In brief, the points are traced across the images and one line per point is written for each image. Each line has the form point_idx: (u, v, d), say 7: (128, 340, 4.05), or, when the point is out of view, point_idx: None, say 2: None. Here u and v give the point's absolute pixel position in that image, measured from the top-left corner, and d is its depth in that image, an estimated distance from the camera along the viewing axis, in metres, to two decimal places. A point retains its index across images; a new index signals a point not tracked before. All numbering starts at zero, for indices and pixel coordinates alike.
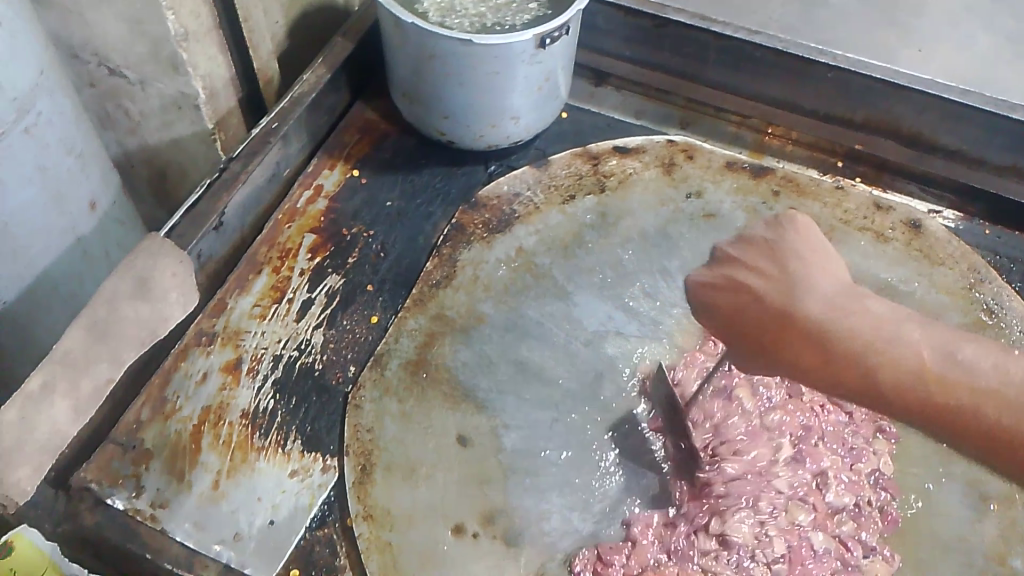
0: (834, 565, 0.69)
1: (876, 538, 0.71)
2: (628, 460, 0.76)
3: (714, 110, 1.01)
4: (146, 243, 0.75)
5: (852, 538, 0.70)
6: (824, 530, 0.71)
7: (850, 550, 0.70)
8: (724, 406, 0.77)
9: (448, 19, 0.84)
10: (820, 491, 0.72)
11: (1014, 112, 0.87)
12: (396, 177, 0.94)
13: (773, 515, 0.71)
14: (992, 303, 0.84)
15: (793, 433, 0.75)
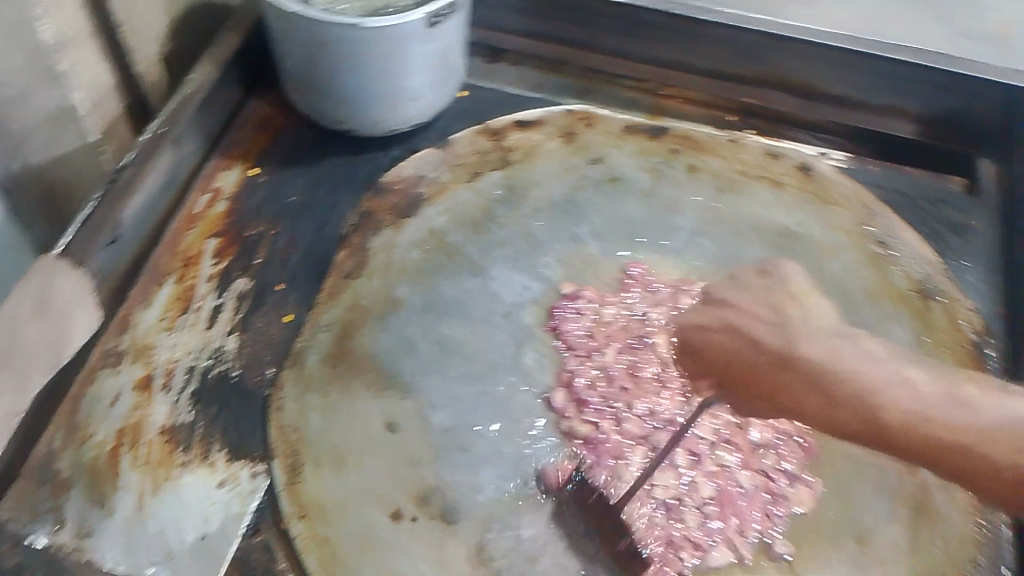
0: (762, 498, 0.72)
1: (798, 466, 0.74)
2: (555, 419, 0.76)
3: (608, 77, 1.02)
4: (39, 265, 0.74)
5: (775, 470, 0.74)
6: (748, 467, 0.74)
7: (774, 481, 0.73)
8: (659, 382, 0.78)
9: (335, 4, 0.83)
10: (743, 431, 0.76)
11: (889, 52, 0.92)
12: (296, 171, 0.92)
13: (700, 459, 0.74)
14: (884, 236, 0.88)
15: None
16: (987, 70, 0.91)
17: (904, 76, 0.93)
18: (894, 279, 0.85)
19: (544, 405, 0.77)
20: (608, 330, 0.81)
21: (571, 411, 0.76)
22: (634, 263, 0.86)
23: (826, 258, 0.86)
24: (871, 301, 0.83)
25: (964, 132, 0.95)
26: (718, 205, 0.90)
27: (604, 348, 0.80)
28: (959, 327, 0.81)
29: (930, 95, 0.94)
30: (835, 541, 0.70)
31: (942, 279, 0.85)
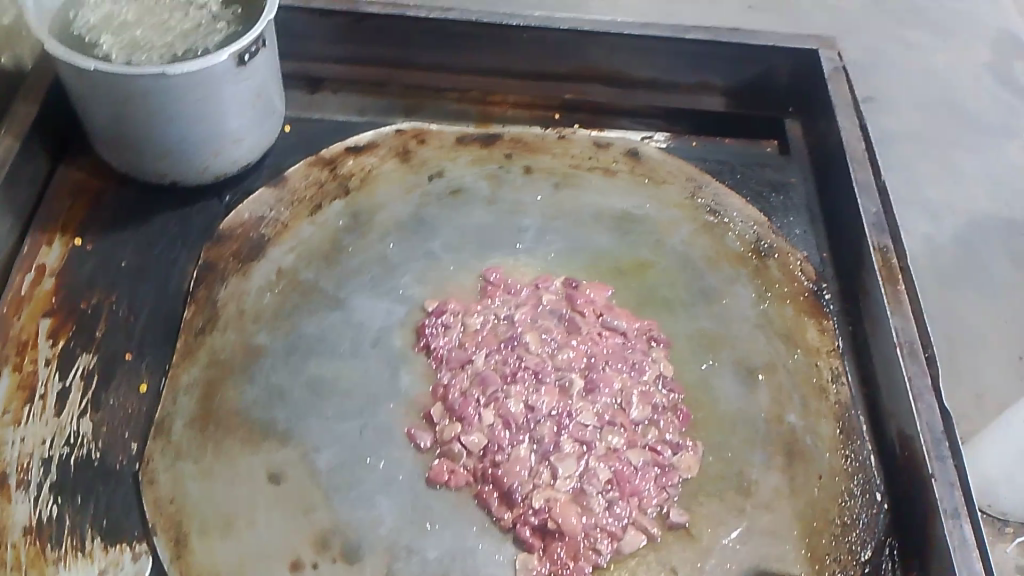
0: (654, 472, 0.75)
1: (679, 435, 0.77)
2: (433, 434, 0.76)
3: (432, 92, 1.03)
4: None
5: (659, 442, 0.76)
6: (636, 445, 0.76)
7: (661, 453, 0.76)
8: (523, 384, 0.78)
9: (134, 57, 0.79)
10: (625, 412, 0.78)
11: (687, 34, 0.98)
12: (126, 233, 0.87)
13: (592, 446, 0.75)
14: (713, 204, 0.94)
15: (583, 365, 0.80)
16: (776, 38, 0.99)
17: (704, 54, 0.99)
18: (729, 244, 0.91)
19: (424, 420, 0.77)
20: (478, 338, 0.82)
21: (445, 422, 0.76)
22: (491, 270, 0.87)
23: (665, 233, 0.92)
24: (711, 267, 0.89)
25: (766, 98, 1.04)
26: (558, 200, 0.94)
27: (478, 355, 0.80)
28: (794, 277, 0.88)
29: (731, 68, 1.01)
30: (722, 496, 0.74)
31: (773, 236, 0.91)
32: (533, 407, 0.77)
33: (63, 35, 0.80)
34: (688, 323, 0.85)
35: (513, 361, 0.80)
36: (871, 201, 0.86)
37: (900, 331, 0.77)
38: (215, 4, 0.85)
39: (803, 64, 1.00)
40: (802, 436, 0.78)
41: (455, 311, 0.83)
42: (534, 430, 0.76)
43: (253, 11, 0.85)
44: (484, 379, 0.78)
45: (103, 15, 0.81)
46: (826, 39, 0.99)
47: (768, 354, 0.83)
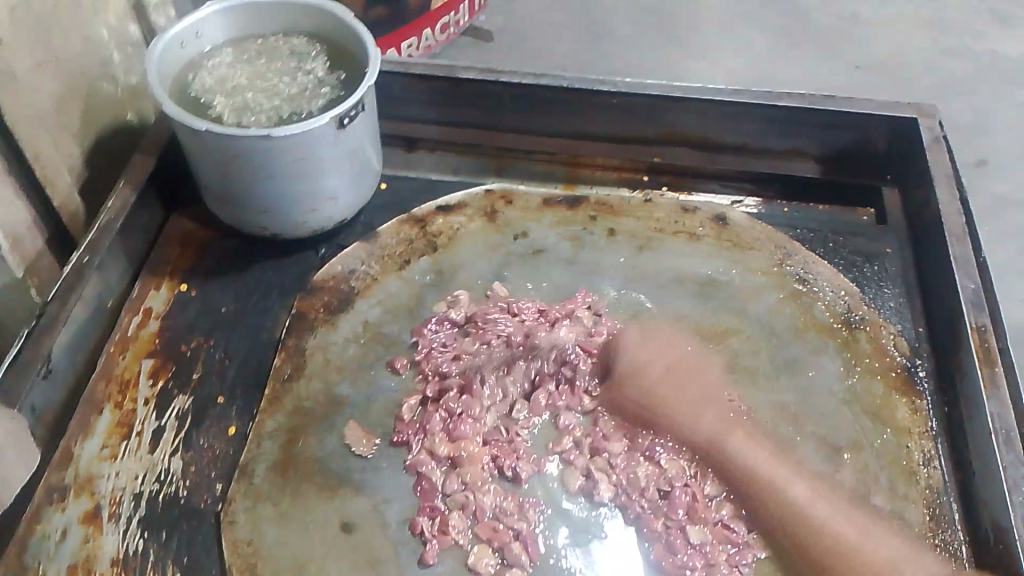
0: (724, 549, 0.73)
1: (754, 513, 0.76)
2: (461, 481, 0.77)
3: (522, 153, 1.05)
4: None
5: (732, 519, 0.75)
6: (703, 521, 0.75)
7: (734, 531, 0.74)
8: (564, 438, 0.80)
9: (243, 117, 0.85)
10: (699, 484, 0.77)
11: (779, 101, 0.97)
12: (226, 281, 0.92)
13: (640, 510, 0.75)
14: (803, 273, 0.92)
15: (644, 431, 0.81)
16: (872, 105, 0.96)
17: (797, 119, 0.98)
18: (818, 314, 0.89)
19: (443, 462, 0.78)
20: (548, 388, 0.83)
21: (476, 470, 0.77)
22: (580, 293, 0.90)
23: (748, 302, 0.90)
24: (795, 337, 0.87)
25: (859, 165, 1.01)
26: (639, 263, 0.94)
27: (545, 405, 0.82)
28: (886, 351, 0.85)
29: (824, 134, 0.99)
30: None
31: (863, 308, 0.89)
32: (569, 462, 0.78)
33: (181, 95, 0.87)
34: (769, 394, 0.83)
35: (568, 415, 0.81)
36: (970, 276, 0.82)
37: (996, 416, 0.73)
38: (321, 68, 0.90)
39: (902, 131, 0.97)
40: (887, 521, 0.74)
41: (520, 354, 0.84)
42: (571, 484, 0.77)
43: (356, 76, 0.89)
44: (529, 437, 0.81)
45: (218, 78, 0.88)
46: (924, 106, 0.96)
47: (853, 432, 0.80)
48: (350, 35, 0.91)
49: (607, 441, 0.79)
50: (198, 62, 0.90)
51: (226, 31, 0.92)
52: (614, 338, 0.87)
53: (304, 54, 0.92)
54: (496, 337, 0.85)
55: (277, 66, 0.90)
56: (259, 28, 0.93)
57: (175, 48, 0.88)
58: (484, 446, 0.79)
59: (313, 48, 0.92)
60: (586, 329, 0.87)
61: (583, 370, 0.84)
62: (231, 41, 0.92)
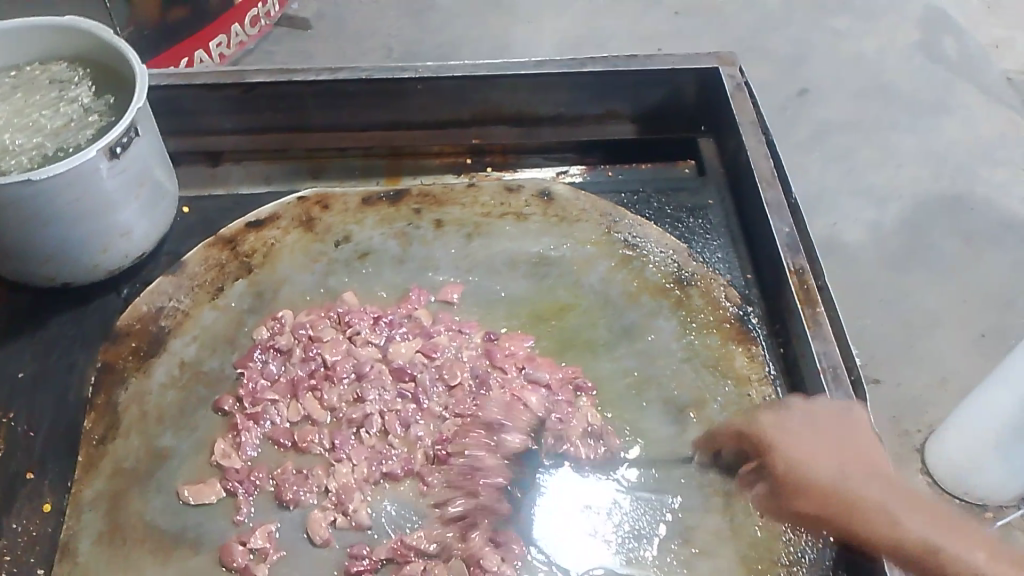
0: (579, 534, 0.72)
1: (608, 490, 0.75)
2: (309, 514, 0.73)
3: (337, 152, 0.99)
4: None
5: (586, 501, 0.74)
6: (556, 509, 0.74)
7: (590, 512, 0.73)
8: (415, 447, 0.77)
9: (3, 163, 0.76)
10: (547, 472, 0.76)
11: (584, 66, 0.94)
12: (21, 342, 0.82)
13: (498, 510, 0.72)
14: (630, 237, 0.91)
15: (490, 421, 0.77)
16: (675, 60, 0.96)
17: (606, 83, 0.96)
18: (649, 276, 0.88)
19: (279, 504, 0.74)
20: (393, 402, 0.80)
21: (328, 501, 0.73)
22: (415, 292, 0.87)
23: (582, 274, 0.89)
24: (631, 303, 0.87)
25: (674, 120, 1.01)
26: (471, 252, 0.91)
27: (391, 420, 0.78)
28: (718, 303, 0.86)
29: (635, 94, 0.98)
30: (652, 545, 0.72)
31: (693, 264, 0.89)
32: (424, 473, 0.75)
33: None
34: (612, 365, 0.83)
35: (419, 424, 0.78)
36: (783, 220, 0.84)
37: (822, 354, 0.75)
38: (87, 94, 0.82)
39: (707, 82, 0.97)
40: None
41: (358, 371, 0.81)
42: (428, 495, 0.74)
43: (127, 98, 0.81)
44: (378, 454, 0.76)
45: None
46: (725, 55, 0.96)
47: (697, 389, 0.81)
48: (114, 54, 0.83)
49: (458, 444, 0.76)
50: None
51: None
52: (454, 336, 0.84)
53: (66, 81, 0.82)
54: (331, 356, 0.82)
55: (36, 100, 0.80)
56: (11, 58, 0.83)
57: None
58: (331, 474, 0.75)
59: (76, 73, 0.83)
60: (424, 330, 0.84)
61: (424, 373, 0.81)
62: None
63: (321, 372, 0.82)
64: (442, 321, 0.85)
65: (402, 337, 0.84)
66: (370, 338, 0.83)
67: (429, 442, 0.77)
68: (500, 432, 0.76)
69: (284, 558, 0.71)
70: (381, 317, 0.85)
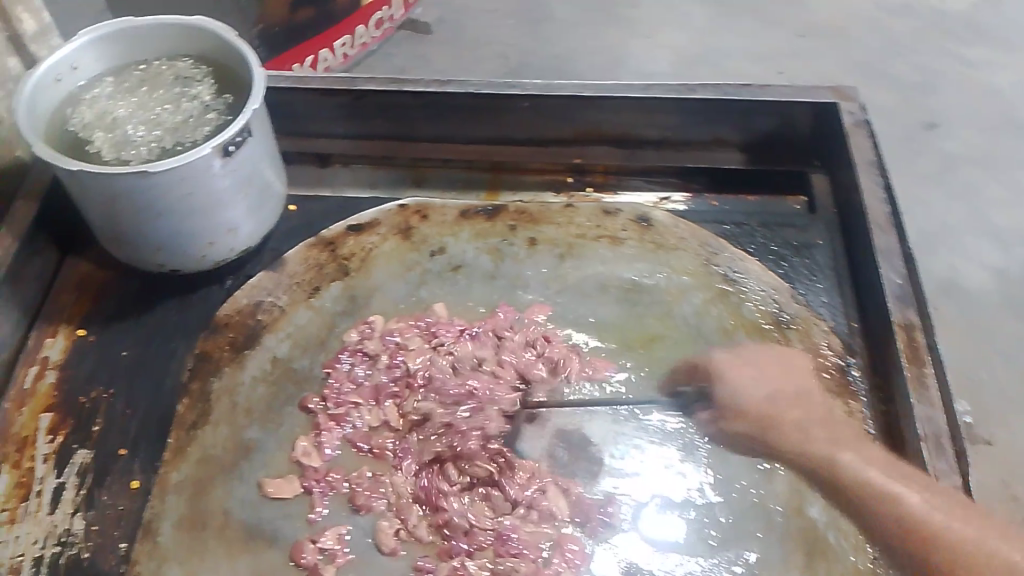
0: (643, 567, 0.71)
1: (678, 529, 0.73)
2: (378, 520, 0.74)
3: (439, 163, 1.00)
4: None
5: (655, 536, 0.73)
6: (620, 538, 0.73)
7: (657, 547, 0.72)
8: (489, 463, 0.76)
9: (125, 153, 0.80)
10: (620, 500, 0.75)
11: (694, 92, 0.92)
12: (128, 324, 0.86)
13: (560, 540, 0.72)
14: (730, 271, 0.88)
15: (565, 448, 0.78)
16: (789, 91, 0.93)
17: (716, 110, 0.94)
18: (747, 314, 0.86)
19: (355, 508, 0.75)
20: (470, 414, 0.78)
21: (399, 509, 0.74)
22: (504, 305, 0.88)
23: (675, 305, 0.87)
24: (724, 339, 0.84)
25: (786, 151, 0.97)
26: (563, 273, 0.90)
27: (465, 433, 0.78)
28: (818, 350, 0.82)
29: (745, 123, 0.95)
30: None
31: (793, 305, 0.86)
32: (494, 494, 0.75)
33: (58, 133, 0.81)
34: None
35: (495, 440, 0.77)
36: (895, 269, 0.79)
37: (925, 420, 0.70)
38: (207, 92, 0.85)
39: (823, 116, 0.93)
40: (824, 532, 0.72)
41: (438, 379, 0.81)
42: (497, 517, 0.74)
43: (243, 99, 0.84)
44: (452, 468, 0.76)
45: (97, 112, 0.82)
46: (843, 90, 0.92)
47: None
48: (235, 55, 0.86)
49: (530, 467, 0.76)
50: (76, 95, 0.84)
51: (104, 60, 0.86)
52: (539, 352, 0.83)
53: (189, 78, 0.86)
54: (411, 362, 0.83)
55: (161, 94, 0.84)
56: (141, 53, 0.88)
57: (48, 83, 0.82)
58: (407, 484, 0.76)
59: (199, 71, 0.87)
60: (507, 342, 0.83)
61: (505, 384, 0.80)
62: (112, 69, 0.87)
63: (403, 380, 0.82)
64: (526, 338, 0.84)
65: (483, 350, 0.83)
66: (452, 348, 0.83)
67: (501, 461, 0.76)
68: (573, 460, 0.77)
69: (352, 562, 0.72)
70: (467, 329, 0.85)
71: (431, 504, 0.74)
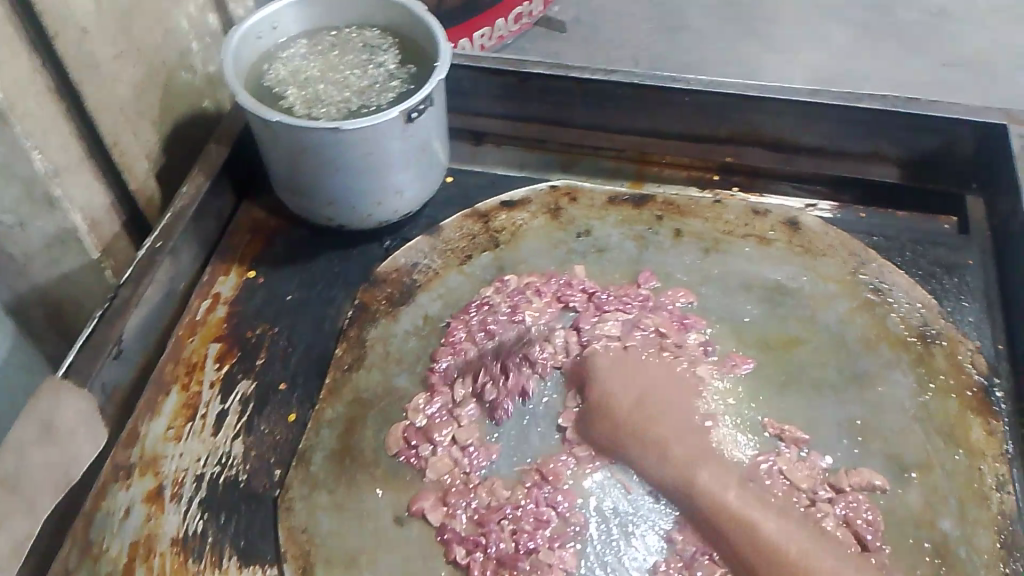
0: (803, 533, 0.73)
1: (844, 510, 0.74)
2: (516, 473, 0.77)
3: (590, 150, 1.03)
4: (46, 386, 0.72)
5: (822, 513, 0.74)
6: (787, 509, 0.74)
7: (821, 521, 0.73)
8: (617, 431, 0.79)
9: (314, 110, 0.85)
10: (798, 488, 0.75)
11: (861, 102, 0.93)
12: (293, 271, 0.93)
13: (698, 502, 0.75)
14: (877, 282, 0.89)
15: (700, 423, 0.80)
16: (958, 110, 0.92)
17: (879, 122, 0.94)
18: (891, 327, 0.85)
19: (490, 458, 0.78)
20: (599, 384, 0.83)
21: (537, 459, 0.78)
22: (644, 275, 0.91)
23: (819, 310, 0.87)
24: (867, 351, 0.84)
25: (942, 171, 0.96)
26: (706, 267, 0.92)
27: (593, 396, 0.82)
28: (963, 368, 0.82)
29: (908, 138, 0.94)
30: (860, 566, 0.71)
31: (940, 322, 0.85)
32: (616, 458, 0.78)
33: (255, 85, 0.88)
34: (836, 409, 0.81)
35: None
36: None
37: None
38: (392, 62, 0.91)
39: (989, 138, 0.92)
40: (956, 547, 0.71)
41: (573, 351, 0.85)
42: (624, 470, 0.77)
43: (426, 71, 0.89)
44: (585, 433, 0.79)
45: (291, 70, 0.89)
46: (1015, 113, 0.91)
47: (924, 451, 0.77)
48: (421, 29, 0.91)
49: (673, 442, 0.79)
50: (272, 53, 0.91)
51: (301, 22, 0.93)
52: (679, 332, 0.86)
53: (376, 47, 0.92)
54: (545, 331, 0.87)
55: (349, 59, 0.90)
56: (334, 18, 0.94)
57: (251, 39, 0.89)
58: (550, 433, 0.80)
59: (385, 41, 0.92)
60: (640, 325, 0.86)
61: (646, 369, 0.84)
62: (307, 33, 0.94)
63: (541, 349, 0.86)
64: (663, 326, 0.86)
65: (617, 330, 0.86)
66: (580, 321, 0.87)
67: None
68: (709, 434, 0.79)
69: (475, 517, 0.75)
70: (594, 301, 0.88)
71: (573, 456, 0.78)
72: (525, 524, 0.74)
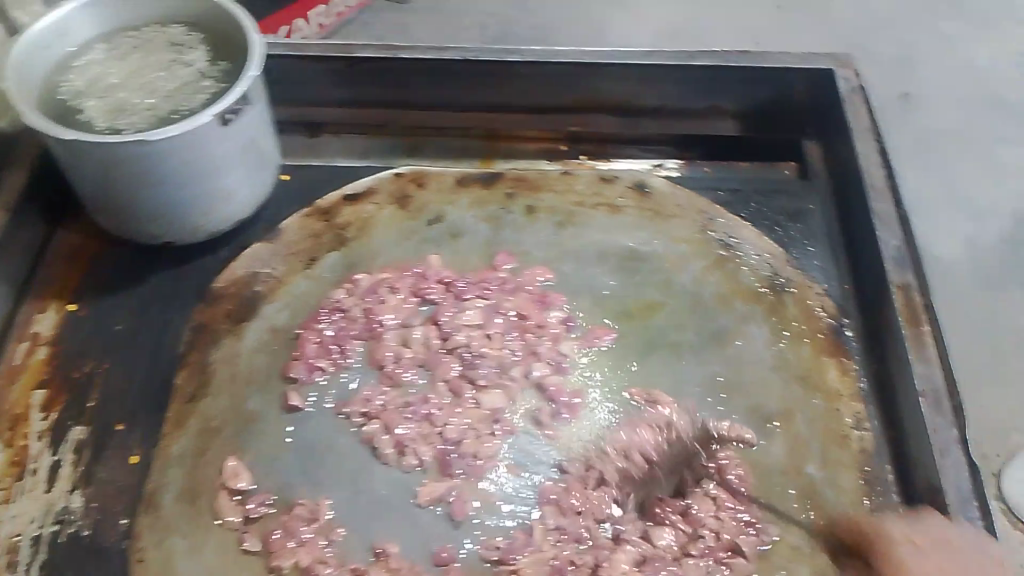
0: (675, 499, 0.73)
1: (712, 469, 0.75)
2: (384, 481, 0.74)
3: (433, 130, 0.99)
4: None
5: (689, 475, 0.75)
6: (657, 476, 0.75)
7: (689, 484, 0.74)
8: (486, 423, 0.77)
9: (118, 120, 0.78)
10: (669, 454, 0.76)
11: (693, 60, 0.92)
12: (121, 297, 0.85)
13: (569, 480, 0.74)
14: (726, 238, 0.89)
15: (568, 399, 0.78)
16: (787, 58, 0.93)
17: (714, 77, 0.94)
18: (743, 280, 0.86)
19: (357, 469, 0.75)
20: (464, 376, 0.80)
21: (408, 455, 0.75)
22: (501, 257, 0.88)
23: (674, 271, 0.87)
24: (723, 307, 0.85)
25: (782, 120, 0.98)
26: (561, 241, 0.90)
27: (461, 389, 0.79)
28: (815, 314, 0.84)
29: (743, 91, 0.95)
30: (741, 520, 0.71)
31: (789, 269, 0.87)
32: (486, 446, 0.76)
33: (48, 100, 0.79)
34: (699, 370, 0.81)
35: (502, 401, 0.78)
36: (892, 232, 0.81)
37: (924, 377, 0.72)
38: (202, 59, 0.84)
39: (819, 83, 0.94)
40: (822, 489, 0.73)
41: (436, 343, 0.82)
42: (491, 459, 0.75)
43: (240, 66, 0.83)
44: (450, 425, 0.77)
45: (89, 78, 0.81)
46: (843, 58, 0.93)
47: (785, 400, 0.79)
48: (231, 21, 0.84)
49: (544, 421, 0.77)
50: (66, 61, 0.82)
51: (95, 25, 0.84)
52: (540, 310, 0.84)
53: (182, 45, 0.85)
54: (404, 326, 0.83)
55: (153, 61, 0.82)
56: (133, 16, 0.86)
57: (37, 49, 0.80)
58: (417, 430, 0.77)
59: (192, 37, 0.85)
60: (497, 307, 0.84)
61: (510, 351, 0.82)
62: (104, 35, 0.85)
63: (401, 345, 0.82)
64: (523, 308, 0.84)
65: (481, 317, 0.83)
66: (440, 313, 0.84)
67: (502, 418, 0.78)
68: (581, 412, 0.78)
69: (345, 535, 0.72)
70: (453, 290, 0.85)
71: (441, 452, 0.76)
72: (396, 536, 0.72)
